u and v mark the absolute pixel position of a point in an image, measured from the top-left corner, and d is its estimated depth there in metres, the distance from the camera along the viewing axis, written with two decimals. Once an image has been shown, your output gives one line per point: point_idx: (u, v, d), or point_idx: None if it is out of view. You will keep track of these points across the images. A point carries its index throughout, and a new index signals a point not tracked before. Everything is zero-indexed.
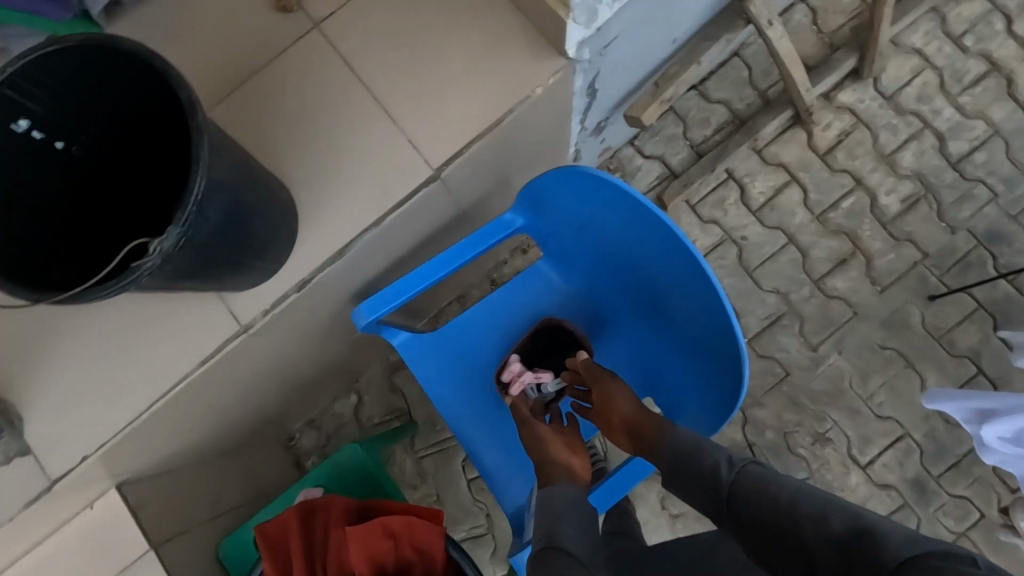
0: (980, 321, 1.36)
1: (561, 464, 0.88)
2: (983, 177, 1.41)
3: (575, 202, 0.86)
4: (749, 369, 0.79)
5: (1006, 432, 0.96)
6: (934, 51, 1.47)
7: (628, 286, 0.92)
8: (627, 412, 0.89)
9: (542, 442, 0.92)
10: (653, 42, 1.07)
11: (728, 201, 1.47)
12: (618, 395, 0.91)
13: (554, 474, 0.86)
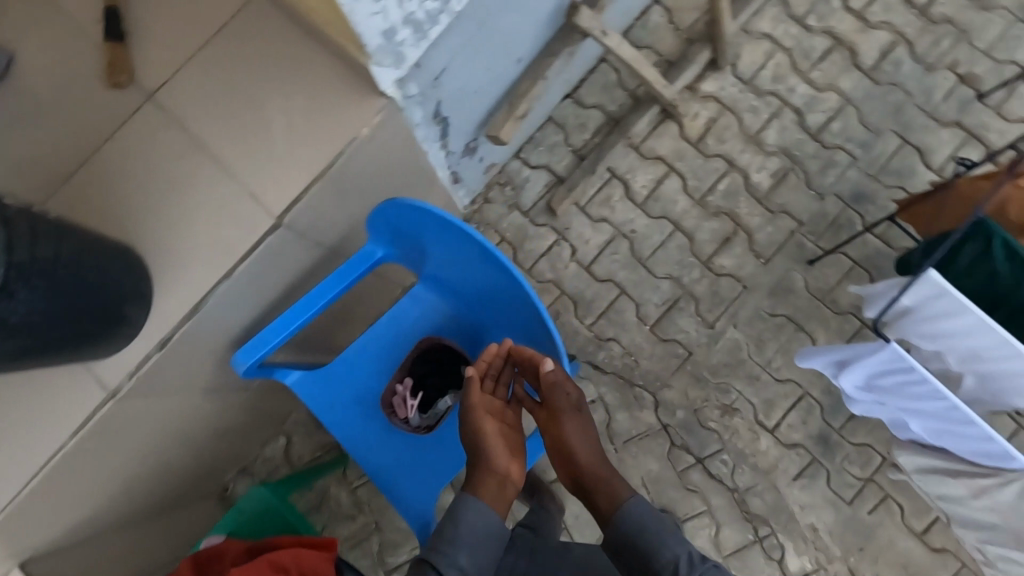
0: (857, 278, 1.45)
1: (494, 471, 0.93)
2: (842, 144, 1.51)
3: (420, 231, 0.92)
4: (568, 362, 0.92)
5: (859, 381, 0.99)
6: (782, 34, 1.57)
7: (486, 302, 1.00)
8: (585, 457, 0.95)
9: (484, 437, 0.95)
10: (495, 66, 1.13)
11: (614, 198, 1.55)
12: (581, 435, 0.96)
13: (483, 485, 0.92)
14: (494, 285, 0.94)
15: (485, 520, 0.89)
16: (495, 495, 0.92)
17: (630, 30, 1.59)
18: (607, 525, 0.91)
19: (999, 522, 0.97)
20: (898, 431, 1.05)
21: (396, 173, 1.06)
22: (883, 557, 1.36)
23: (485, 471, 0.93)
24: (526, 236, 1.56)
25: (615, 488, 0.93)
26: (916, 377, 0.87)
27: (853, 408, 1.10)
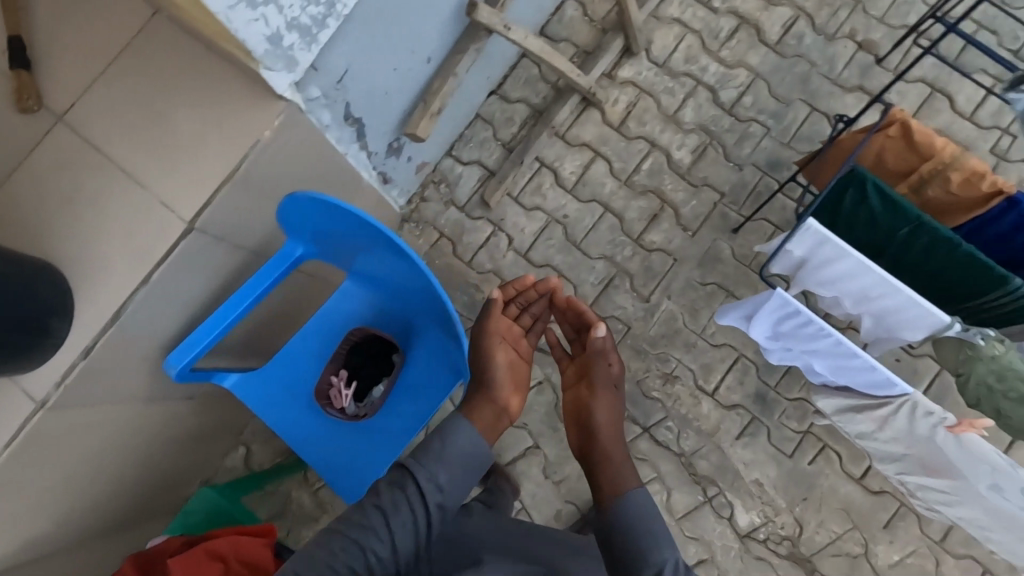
0: None
1: (495, 401, 1.00)
2: (755, 116, 1.58)
3: (324, 224, 0.96)
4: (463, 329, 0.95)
5: (766, 329, 1.05)
6: (691, 17, 1.64)
7: (402, 287, 1.05)
8: (600, 427, 1.02)
9: (497, 366, 1.02)
10: (404, 67, 1.19)
11: (544, 186, 1.61)
12: (602, 406, 1.04)
13: (480, 411, 0.97)
14: (400, 268, 0.98)
15: (473, 441, 0.92)
16: (488, 423, 0.97)
17: (547, 25, 1.66)
18: (600, 499, 0.95)
19: (910, 453, 1.02)
20: (813, 373, 1.10)
21: (311, 174, 1.11)
22: (826, 504, 1.42)
23: (486, 397, 0.99)
24: (464, 230, 1.61)
25: (621, 469, 0.97)
26: (803, 318, 0.92)
27: (772, 357, 1.16)
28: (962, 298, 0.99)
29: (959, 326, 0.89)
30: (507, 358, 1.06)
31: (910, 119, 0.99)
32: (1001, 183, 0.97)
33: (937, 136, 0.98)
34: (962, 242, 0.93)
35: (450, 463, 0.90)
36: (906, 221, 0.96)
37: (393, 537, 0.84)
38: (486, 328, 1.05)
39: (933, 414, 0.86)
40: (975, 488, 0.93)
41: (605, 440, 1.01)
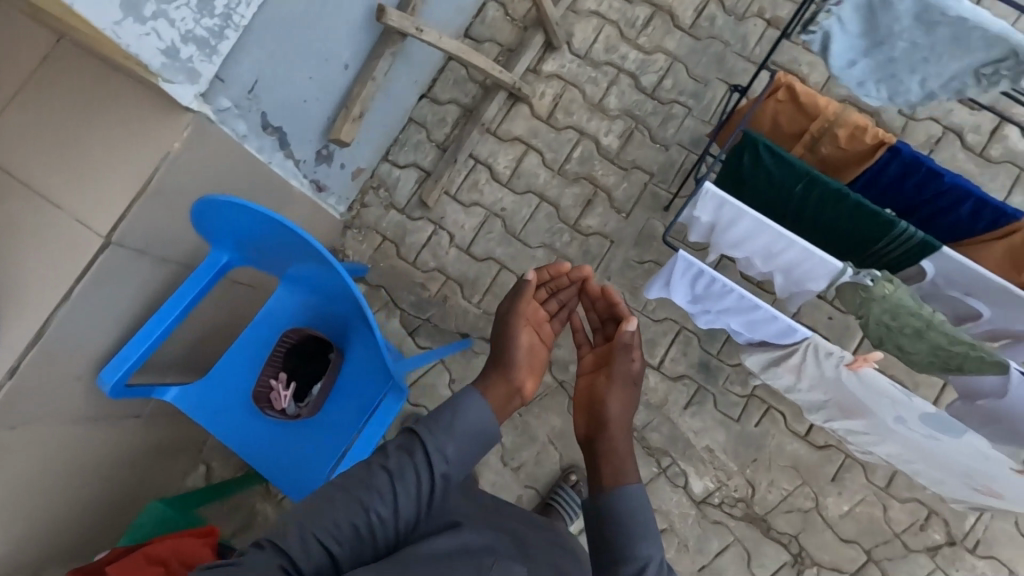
0: None
1: (509, 381, 0.96)
2: (677, 98, 1.65)
3: (236, 228, 0.97)
4: (371, 315, 0.94)
5: (686, 295, 1.09)
6: (607, 8, 1.70)
7: (320, 283, 1.05)
8: (612, 418, 0.96)
9: (517, 345, 1.00)
10: (320, 74, 1.22)
11: (480, 182, 1.65)
12: (616, 396, 0.98)
13: (491, 389, 0.93)
14: (309, 261, 0.98)
15: (481, 416, 0.87)
16: (498, 402, 0.93)
17: (470, 27, 1.71)
18: (598, 489, 0.88)
19: (827, 398, 1.06)
20: (738, 336, 1.14)
21: (234, 184, 1.14)
22: (775, 463, 1.47)
23: (499, 376, 0.96)
24: (406, 231, 1.64)
25: (624, 463, 0.90)
26: (707, 276, 0.97)
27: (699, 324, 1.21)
28: (860, 245, 1.04)
29: (846, 269, 0.95)
30: (528, 341, 1.03)
31: (793, 83, 1.05)
32: (884, 135, 1.02)
33: (820, 96, 1.04)
34: (850, 193, 0.98)
35: (454, 438, 0.86)
36: (798, 177, 1.02)
37: (396, 499, 0.80)
38: (513, 307, 1.03)
39: (831, 353, 0.91)
40: (886, 422, 0.98)
41: (614, 432, 0.95)
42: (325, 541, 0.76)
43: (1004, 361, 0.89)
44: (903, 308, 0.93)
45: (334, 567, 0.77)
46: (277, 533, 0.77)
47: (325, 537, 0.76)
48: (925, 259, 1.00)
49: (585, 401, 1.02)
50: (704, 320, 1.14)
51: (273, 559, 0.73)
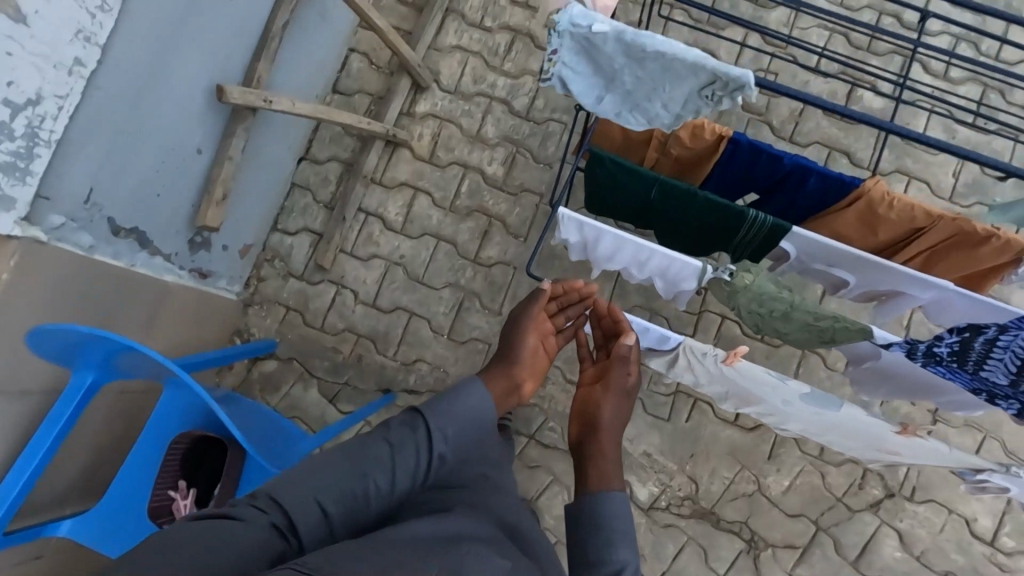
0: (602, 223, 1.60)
1: (510, 376, 0.97)
2: (551, 115, 1.67)
3: (82, 351, 0.92)
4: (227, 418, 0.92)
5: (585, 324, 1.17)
6: (469, 41, 1.73)
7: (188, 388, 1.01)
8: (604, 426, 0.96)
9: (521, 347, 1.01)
10: (170, 163, 1.19)
11: (375, 233, 1.63)
12: (612, 408, 0.98)
13: (495, 381, 0.95)
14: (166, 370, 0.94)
15: (483, 406, 0.87)
16: (499, 395, 0.94)
17: (337, 82, 1.70)
18: (583, 491, 0.87)
19: (723, 393, 1.07)
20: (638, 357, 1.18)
21: (95, 299, 1.10)
22: (712, 454, 1.48)
23: (504, 371, 0.97)
24: (309, 297, 1.61)
25: (611, 469, 0.90)
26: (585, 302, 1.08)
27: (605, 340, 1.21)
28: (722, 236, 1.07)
29: (706, 267, 0.97)
30: (533, 347, 1.03)
31: None
32: (722, 128, 1.05)
33: None
34: (698, 191, 1.01)
35: (454, 429, 0.84)
36: (650, 184, 1.04)
37: (395, 470, 0.80)
38: (525, 310, 1.05)
39: (705, 352, 0.93)
40: (778, 408, 0.99)
41: (604, 441, 0.94)
42: (323, 504, 0.75)
43: (867, 328, 0.91)
44: (765, 295, 0.95)
45: (327, 534, 0.75)
46: (280, 492, 0.75)
47: (326, 500, 0.76)
48: (783, 243, 1.03)
49: (580, 411, 1.01)
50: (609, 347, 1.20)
51: (267, 518, 0.73)
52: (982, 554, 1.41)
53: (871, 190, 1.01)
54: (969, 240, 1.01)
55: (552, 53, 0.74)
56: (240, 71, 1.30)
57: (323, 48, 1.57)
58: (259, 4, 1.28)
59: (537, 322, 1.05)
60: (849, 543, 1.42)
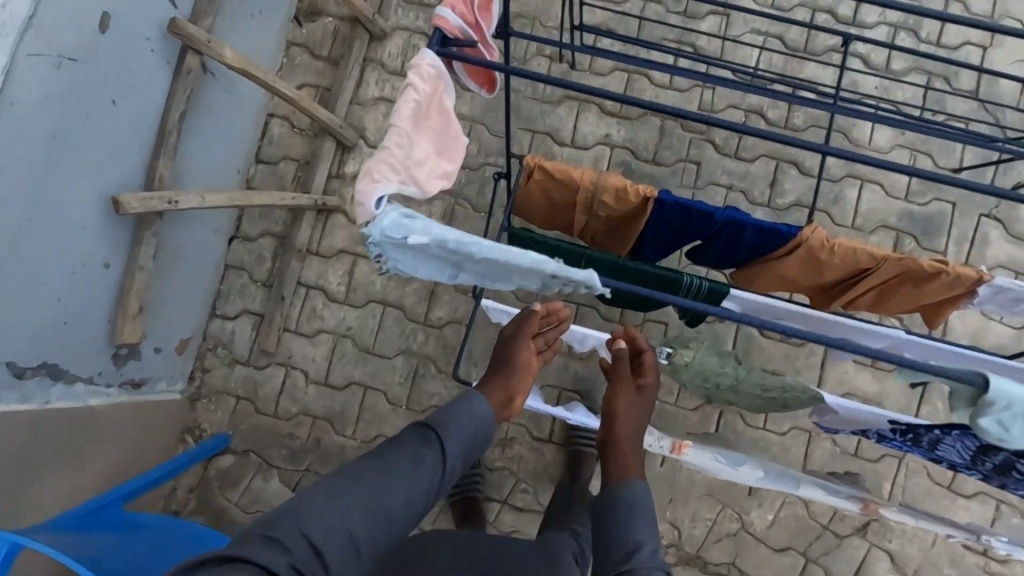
0: None
1: (506, 387, 1.06)
2: (486, 160, 1.59)
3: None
4: None
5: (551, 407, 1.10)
6: (392, 91, 1.64)
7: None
8: (617, 426, 0.91)
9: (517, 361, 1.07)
10: (74, 286, 1.11)
11: (318, 307, 1.56)
12: (626, 406, 0.92)
13: (495, 393, 1.04)
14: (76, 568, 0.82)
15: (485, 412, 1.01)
16: (501, 406, 1.04)
17: (259, 151, 1.62)
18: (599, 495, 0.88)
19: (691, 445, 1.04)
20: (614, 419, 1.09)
21: (7, 455, 1.02)
22: (692, 496, 1.42)
23: (501, 386, 1.05)
24: (258, 383, 1.54)
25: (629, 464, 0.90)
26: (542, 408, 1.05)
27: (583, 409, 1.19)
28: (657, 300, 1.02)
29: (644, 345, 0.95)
30: (526, 361, 1.08)
31: (543, 162, 1.00)
32: (646, 189, 0.98)
33: (572, 168, 0.99)
34: (627, 263, 0.95)
35: (462, 440, 0.97)
36: (578, 259, 0.98)
37: (415, 489, 0.89)
38: (517, 326, 1.09)
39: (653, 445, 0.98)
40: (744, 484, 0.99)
41: (624, 442, 0.91)
42: (348, 527, 0.80)
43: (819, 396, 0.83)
44: (708, 370, 0.93)
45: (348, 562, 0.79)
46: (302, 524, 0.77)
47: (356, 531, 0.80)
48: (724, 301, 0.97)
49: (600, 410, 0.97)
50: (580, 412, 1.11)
51: (290, 560, 0.73)
52: (976, 564, 1.37)
53: (809, 239, 0.95)
54: (916, 276, 0.96)
55: (377, 256, 0.67)
56: (140, 172, 1.22)
57: (234, 122, 1.48)
58: (150, 99, 1.20)
59: (528, 339, 1.09)
60: (839, 570, 1.38)
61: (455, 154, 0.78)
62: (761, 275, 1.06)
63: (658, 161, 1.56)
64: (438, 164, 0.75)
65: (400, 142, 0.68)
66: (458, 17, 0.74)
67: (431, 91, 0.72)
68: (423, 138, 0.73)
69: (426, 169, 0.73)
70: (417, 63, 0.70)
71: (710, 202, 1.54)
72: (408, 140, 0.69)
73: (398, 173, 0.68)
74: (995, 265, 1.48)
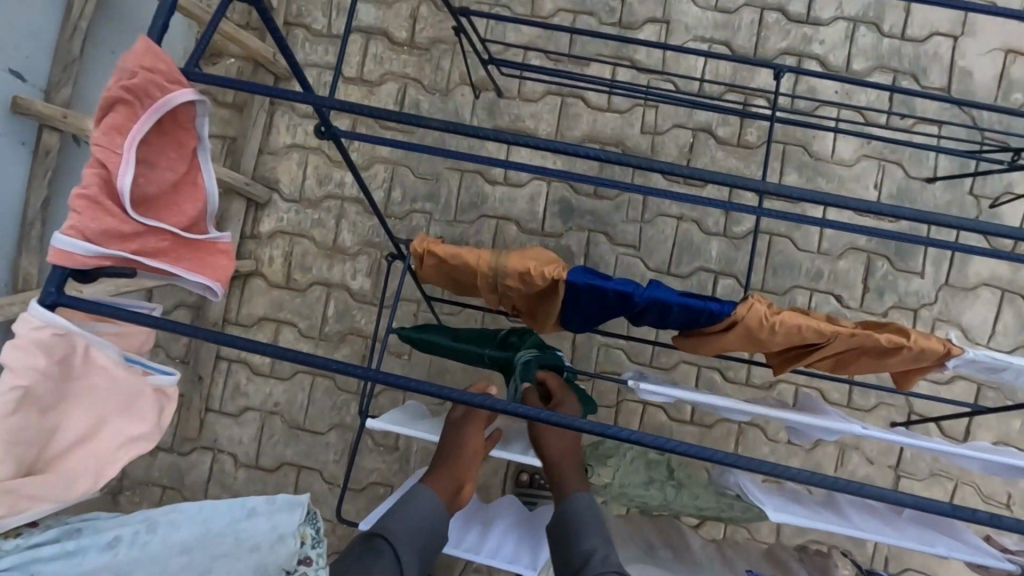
0: (492, 321, 1.36)
1: (457, 474, 0.85)
2: (412, 207, 1.44)
3: None
4: None
5: (465, 542, 0.87)
6: (305, 135, 1.47)
7: None
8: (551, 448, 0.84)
9: (466, 441, 0.87)
10: None
11: (242, 383, 1.42)
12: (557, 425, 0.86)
13: (443, 477, 0.84)
14: None
15: (437, 508, 0.80)
16: (451, 498, 0.84)
17: None
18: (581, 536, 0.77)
19: (657, 548, 0.98)
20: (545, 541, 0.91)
21: None
22: None
23: (450, 468, 0.85)
24: (183, 472, 1.42)
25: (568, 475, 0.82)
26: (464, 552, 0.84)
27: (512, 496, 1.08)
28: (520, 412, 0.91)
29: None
30: (475, 442, 0.87)
31: (433, 245, 0.85)
32: (554, 268, 0.82)
33: (466, 251, 0.84)
34: (531, 362, 0.91)
35: (418, 543, 0.76)
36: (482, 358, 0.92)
37: None
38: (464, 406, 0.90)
39: None
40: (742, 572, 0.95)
41: (561, 462, 0.83)
42: None
43: (743, 489, 0.81)
44: (630, 490, 0.87)
45: None
46: None
47: None
48: (628, 380, 0.85)
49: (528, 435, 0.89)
50: (498, 536, 0.91)
51: None
52: None
53: (745, 317, 0.80)
54: (873, 351, 0.82)
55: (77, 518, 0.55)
56: (4, 274, 1.08)
57: None
58: (3, 190, 1.05)
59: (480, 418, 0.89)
60: None
61: (142, 406, 0.56)
62: (697, 350, 0.90)
63: (600, 194, 1.41)
64: (104, 446, 0.56)
65: (4, 456, 0.53)
66: (94, 244, 0.48)
67: (55, 357, 0.51)
68: (69, 418, 0.55)
69: (71, 468, 0.56)
70: (21, 327, 0.49)
71: (660, 236, 1.39)
72: (20, 447, 0.53)
73: (10, 496, 0.53)
74: (979, 284, 1.34)
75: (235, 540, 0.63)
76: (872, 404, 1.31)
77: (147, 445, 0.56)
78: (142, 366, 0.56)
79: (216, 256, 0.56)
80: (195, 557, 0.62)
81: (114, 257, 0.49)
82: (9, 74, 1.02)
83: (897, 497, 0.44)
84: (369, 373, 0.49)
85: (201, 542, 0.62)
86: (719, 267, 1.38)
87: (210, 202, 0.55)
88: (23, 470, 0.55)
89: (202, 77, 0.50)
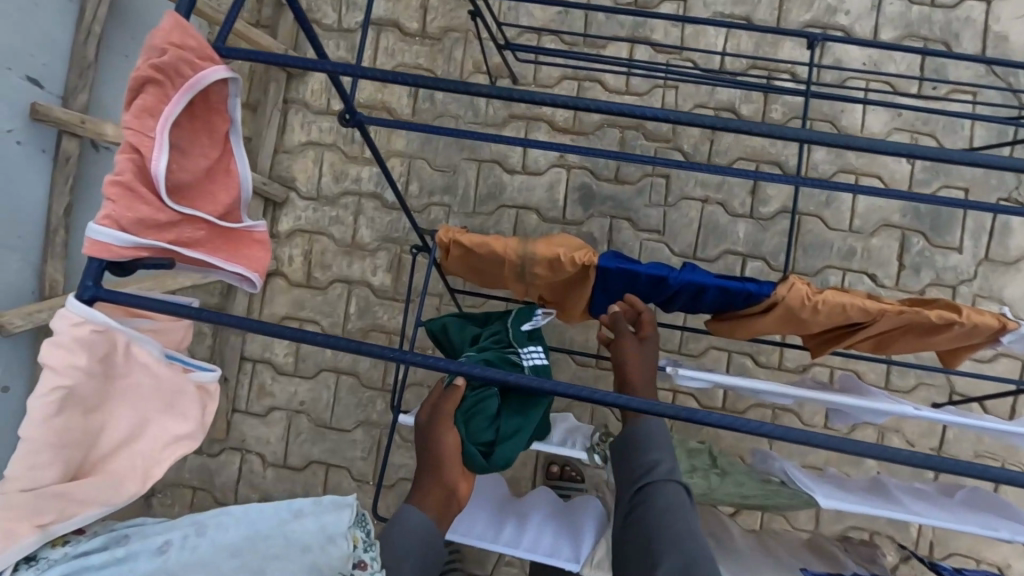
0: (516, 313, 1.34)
1: (444, 485, 0.80)
2: (431, 199, 1.42)
3: None
4: None
5: (498, 534, 0.86)
6: (320, 132, 1.45)
7: None
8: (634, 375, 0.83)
9: (441, 452, 0.80)
10: None
11: (267, 383, 1.42)
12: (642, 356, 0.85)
13: (430, 495, 0.79)
14: None
15: (427, 529, 0.76)
16: (445, 506, 0.80)
17: None
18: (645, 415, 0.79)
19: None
20: (582, 532, 0.89)
21: None
22: None
23: (433, 479, 0.80)
24: (213, 472, 1.43)
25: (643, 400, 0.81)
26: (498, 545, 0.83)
27: (546, 489, 1.07)
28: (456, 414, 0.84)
29: (591, 458, 0.84)
30: (451, 450, 0.81)
31: (458, 236, 0.82)
32: (582, 254, 0.80)
33: (492, 240, 0.81)
34: (512, 349, 0.87)
35: (415, 560, 0.74)
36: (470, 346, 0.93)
37: None
38: (431, 418, 0.82)
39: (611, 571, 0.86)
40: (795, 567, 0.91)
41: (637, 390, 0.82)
42: None
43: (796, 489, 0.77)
44: None
45: None
46: None
47: None
48: (666, 367, 0.82)
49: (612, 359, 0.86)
50: (532, 527, 0.90)
51: None
52: None
53: (787, 298, 0.77)
54: (922, 328, 0.78)
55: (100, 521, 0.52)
56: (31, 281, 1.08)
57: None
58: (26, 197, 1.05)
59: (448, 422, 0.82)
60: None
61: (188, 408, 0.55)
62: (735, 333, 0.87)
63: (621, 178, 1.38)
64: (152, 448, 0.55)
65: (47, 459, 0.51)
66: (128, 234, 0.46)
67: (95, 356, 0.50)
68: (113, 420, 0.54)
69: (122, 468, 0.54)
70: (61, 327, 0.49)
71: (684, 219, 1.36)
72: (68, 449, 0.52)
73: (59, 500, 0.51)
74: (1020, 257, 1.29)
75: (284, 542, 0.56)
76: (912, 384, 1.27)
77: (191, 446, 0.55)
78: (183, 364, 0.55)
79: (252, 248, 0.55)
80: (248, 557, 0.56)
81: (151, 247, 0.48)
82: (26, 80, 1.01)
83: (1007, 475, 0.41)
84: (418, 360, 0.47)
85: (253, 542, 0.56)
86: (747, 249, 1.35)
87: (243, 189, 0.53)
88: (72, 474, 0.53)
89: (235, 54, 0.49)
